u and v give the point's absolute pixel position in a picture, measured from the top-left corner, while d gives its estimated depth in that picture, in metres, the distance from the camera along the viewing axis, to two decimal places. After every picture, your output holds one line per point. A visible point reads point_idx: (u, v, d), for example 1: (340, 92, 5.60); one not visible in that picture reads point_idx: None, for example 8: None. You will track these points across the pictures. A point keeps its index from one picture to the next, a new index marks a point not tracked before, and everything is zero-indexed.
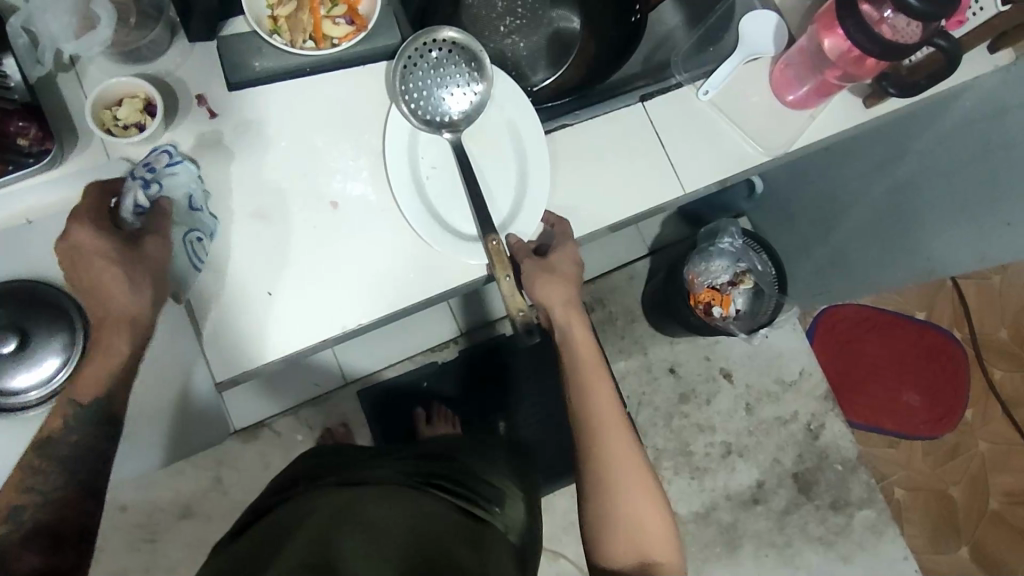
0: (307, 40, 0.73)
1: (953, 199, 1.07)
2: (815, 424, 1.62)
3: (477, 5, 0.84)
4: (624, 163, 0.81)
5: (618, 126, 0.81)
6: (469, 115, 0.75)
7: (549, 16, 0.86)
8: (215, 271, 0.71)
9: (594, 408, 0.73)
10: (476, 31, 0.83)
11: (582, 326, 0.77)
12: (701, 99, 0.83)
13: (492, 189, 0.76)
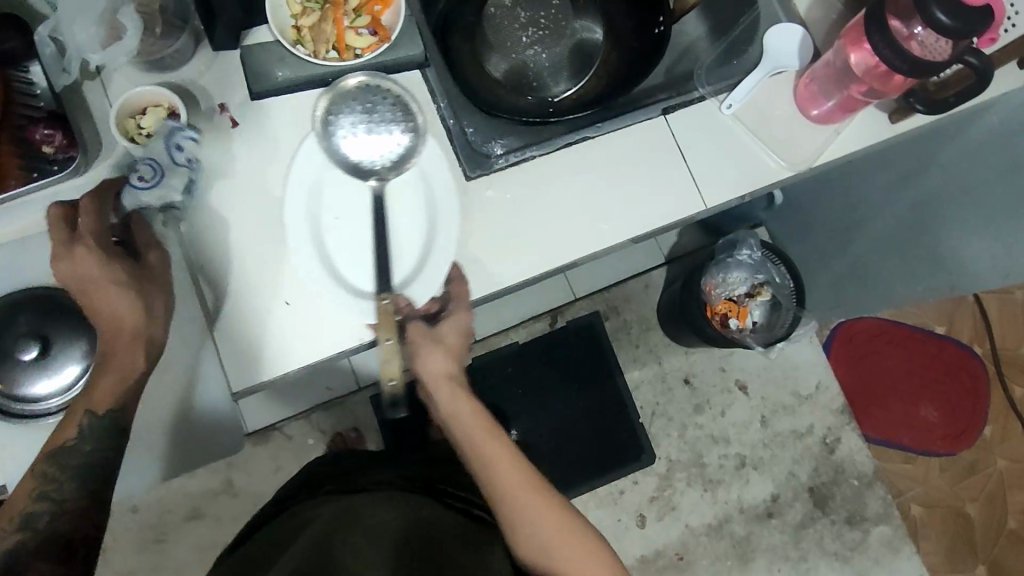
0: (329, 50, 0.71)
1: (976, 215, 1.06)
2: (831, 438, 1.60)
3: (500, 15, 0.82)
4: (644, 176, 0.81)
5: (640, 139, 0.81)
6: (395, 166, 0.74)
7: (572, 27, 0.85)
8: (235, 279, 0.72)
9: (485, 468, 0.69)
10: (498, 42, 0.82)
11: (450, 390, 0.73)
12: (724, 113, 0.82)
13: (398, 246, 0.74)
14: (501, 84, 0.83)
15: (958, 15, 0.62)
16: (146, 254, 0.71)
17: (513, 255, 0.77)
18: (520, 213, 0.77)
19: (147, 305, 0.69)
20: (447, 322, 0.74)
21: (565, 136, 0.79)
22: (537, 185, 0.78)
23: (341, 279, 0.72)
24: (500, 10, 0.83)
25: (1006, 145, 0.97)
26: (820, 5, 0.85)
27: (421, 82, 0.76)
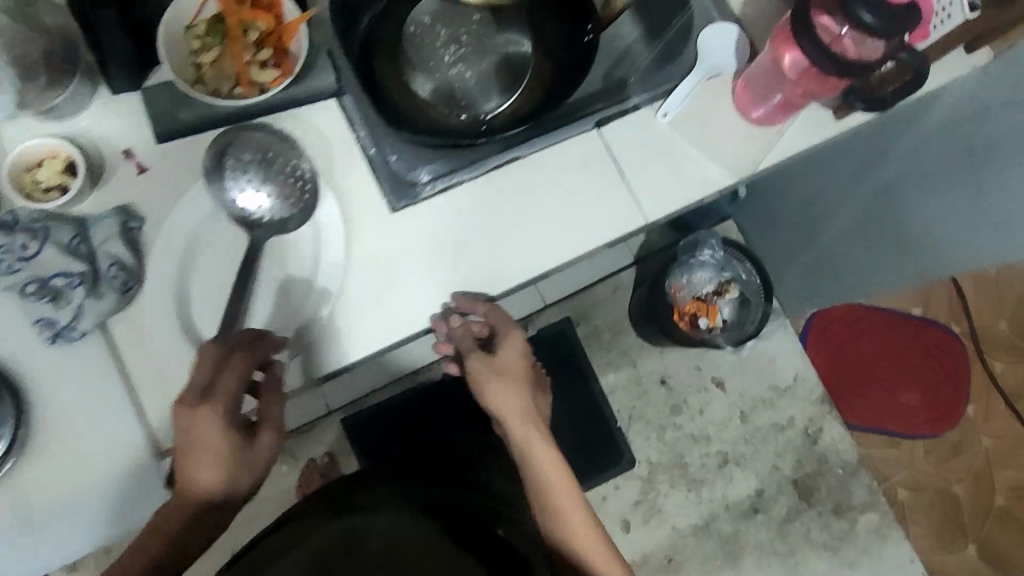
0: (232, 87, 0.67)
1: (946, 210, 1.02)
2: (813, 428, 1.58)
3: (419, 34, 0.78)
4: (581, 192, 0.77)
5: (573, 155, 0.77)
6: (280, 217, 0.68)
7: (497, 42, 0.80)
8: (142, 338, 0.66)
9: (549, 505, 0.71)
10: (418, 62, 0.78)
11: (537, 431, 0.74)
12: (660, 121, 0.79)
13: (263, 307, 0.68)
14: (426, 107, 0.77)
15: (884, 13, 0.59)
16: (262, 429, 0.66)
17: (448, 283, 0.73)
18: (455, 241, 0.74)
19: (235, 471, 0.64)
20: (503, 347, 0.79)
21: (496, 157, 0.75)
22: (471, 210, 0.75)
23: (204, 337, 0.66)
24: (418, 28, 0.78)
25: (963, 130, 0.95)
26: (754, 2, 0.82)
27: (339, 111, 0.73)
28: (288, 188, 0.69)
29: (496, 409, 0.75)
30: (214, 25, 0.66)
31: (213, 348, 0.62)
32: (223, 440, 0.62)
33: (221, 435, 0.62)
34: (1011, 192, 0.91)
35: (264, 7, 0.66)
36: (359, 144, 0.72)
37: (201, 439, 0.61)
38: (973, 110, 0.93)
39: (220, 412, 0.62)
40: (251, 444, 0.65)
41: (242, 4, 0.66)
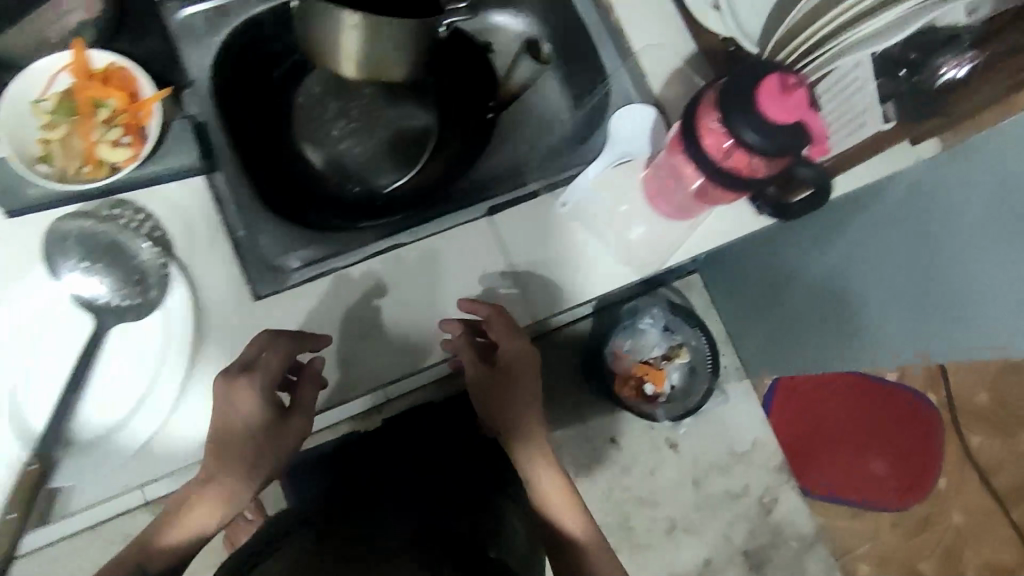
0: (81, 167, 0.62)
1: (882, 298, 0.78)
2: (768, 498, 1.51)
3: (308, 105, 0.78)
4: (469, 283, 0.71)
5: (463, 242, 0.71)
6: (130, 305, 0.64)
7: (387, 118, 0.79)
8: None
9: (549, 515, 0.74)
10: (307, 133, 0.78)
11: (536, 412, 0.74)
12: (559, 211, 0.73)
13: (103, 401, 0.63)
14: (314, 184, 0.77)
15: (769, 134, 0.53)
16: (293, 410, 0.65)
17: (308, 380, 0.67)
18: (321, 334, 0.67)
19: (258, 459, 0.64)
20: (505, 347, 0.69)
21: (374, 244, 0.70)
22: (343, 299, 0.68)
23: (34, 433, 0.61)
24: (308, 99, 0.78)
25: (912, 208, 0.70)
26: (675, 84, 0.77)
27: (203, 187, 0.67)
28: (141, 275, 0.64)
29: (511, 409, 0.72)
30: (64, 100, 0.63)
31: (264, 334, 0.63)
32: (256, 429, 0.62)
33: (255, 401, 0.61)
34: (908, 281, 0.73)
35: (118, 85, 0.63)
36: (223, 224, 0.67)
37: (236, 417, 0.61)
38: (953, 152, 0.63)
39: (253, 382, 0.61)
40: (282, 427, 0.64)
41: (94, 80, 0.63)
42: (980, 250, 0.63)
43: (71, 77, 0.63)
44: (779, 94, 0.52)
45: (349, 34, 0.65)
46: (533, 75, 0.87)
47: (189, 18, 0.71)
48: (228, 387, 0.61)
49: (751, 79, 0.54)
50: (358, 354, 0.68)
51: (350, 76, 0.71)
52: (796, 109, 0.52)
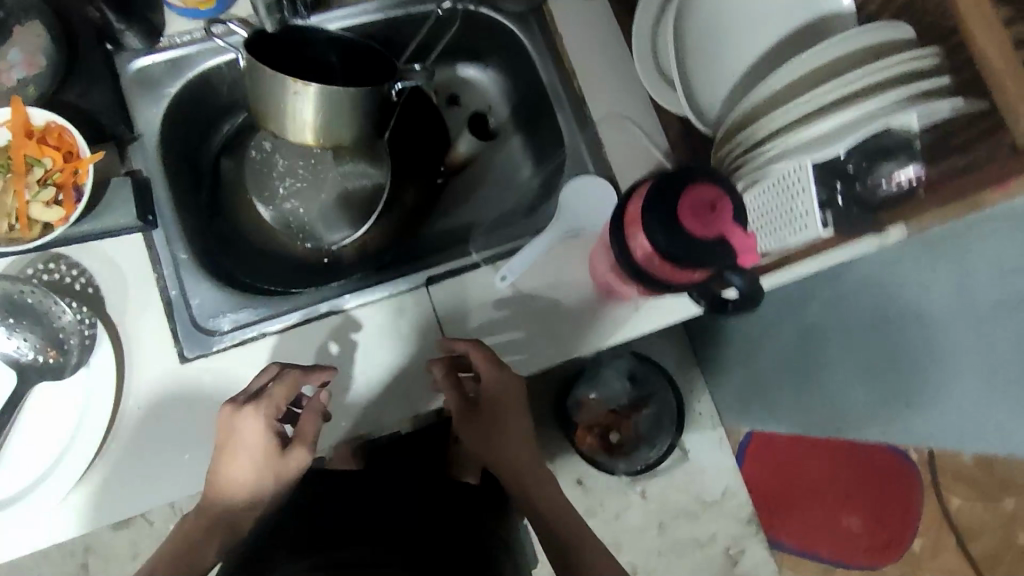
0: (12, 226, 0.63)
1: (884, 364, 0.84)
2: (735, 550, 1.38)
3: (257, 160, 0.77)
4: (402, 352, 0.69)
5: (398, 311, 0.70)
6: (53, 360, 0.64)
7: (334, 175, 0.77)
8: None
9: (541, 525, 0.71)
10: (253, 188, 0.77)
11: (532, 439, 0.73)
12: (499, 284, 0.72)
13: (18, 453, 0.63)
14: (262, 244, 0.77)
15: (688, 246, 0.52)
16: (293, 444, 0.62)
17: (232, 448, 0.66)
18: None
19: (272, 477, 0.63)
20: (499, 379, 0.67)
21: (306, 308, 0.69)
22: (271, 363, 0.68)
23: None
24: (258, 155, 0.78)
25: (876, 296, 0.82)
26: (633, 154, 0.76)
27: (142, 246, 0.68)
28: (66, 333, 0.64)
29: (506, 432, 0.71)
30: (3, 157, 0.64)
31: (285, 367, 0.62)
32: (267, 444, 0.61)
33: (262, 428, 0.61)
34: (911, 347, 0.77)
35: (52, 143, 0.63)
36: (159, 282, 0.68)
37: (244, 437, 0.61)
38: (939, 246, 0.70)
39: (255, 410, 0.61)
40: (284, 458, 0.62)
41: (29, 137, 0.63)
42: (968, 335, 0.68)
43: (8, 133, 0.63)
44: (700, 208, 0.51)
45: (299, 101, 0.65)
46: (474, 149, 0.86)
47: (139, 71, 0.72)
48: (234, 424, 0.60)
49: (675, 187, 0.52)
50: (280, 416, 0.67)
51: (298, 142, 0.69)
52: (716, 224, 0.51)
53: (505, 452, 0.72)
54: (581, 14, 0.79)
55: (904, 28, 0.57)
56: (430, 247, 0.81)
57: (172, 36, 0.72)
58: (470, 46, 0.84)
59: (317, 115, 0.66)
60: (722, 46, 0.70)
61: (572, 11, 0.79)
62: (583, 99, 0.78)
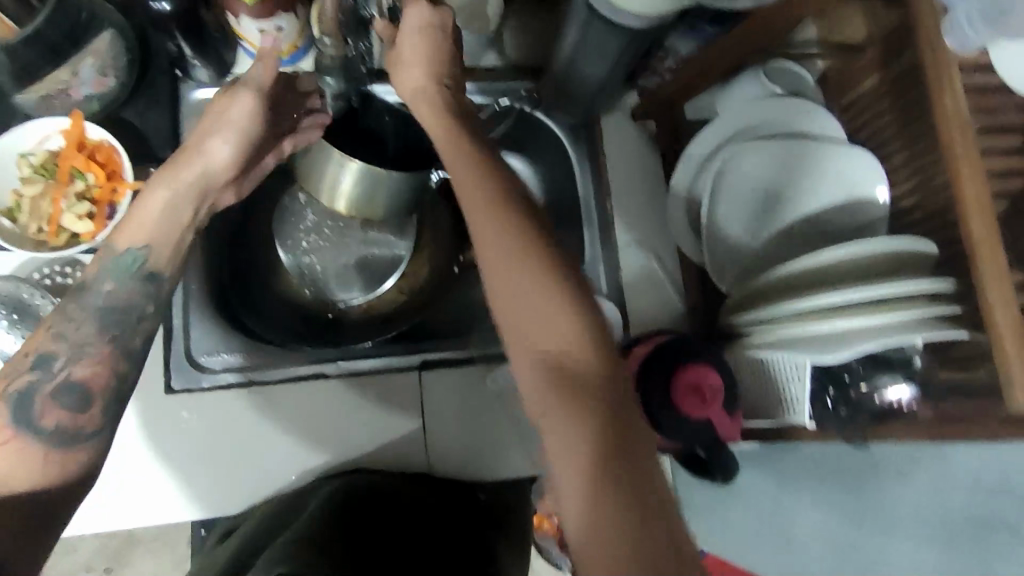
0: (41, 228, 0.65)
1: None
2: None
3: (289, 208, 0.80)
4: (382, 414, 0.73)
5: (384, 382, 0.73)
6: None
7: (362, 237, 0.81)
8: None
9: (564, 419, 0.43)
10: (277, 234, 0.80)
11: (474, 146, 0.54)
12: (489, 382, 0.74)
13: None
14: (276, 289, 0.78)
15: (678, 424, 0.54)
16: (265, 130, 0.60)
17: (186, 479, 0.69)
18: (235, 419, 0.70)
19: (249, 130, 0.57)
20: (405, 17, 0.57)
21: (299, 367, 0.71)
22: (256, 406, 0.71)
23: None
24: (293, 204, 0.81)
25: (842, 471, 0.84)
26: (644, 288, 0.78)
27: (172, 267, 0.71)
28: None
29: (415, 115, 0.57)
30: (50, 162, 0.66)
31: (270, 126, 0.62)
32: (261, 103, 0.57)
33: (250, 104, 0.57)
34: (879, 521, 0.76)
35: (99, 159, 0.66)
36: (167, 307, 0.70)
37: (225, 110, 0.57)
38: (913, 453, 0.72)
39: (252, 90, 0.57)
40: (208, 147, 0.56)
41: (79, 150, 0.65)
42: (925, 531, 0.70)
43: (61, 141, 0.66)
44: (694, 389, 0.54)
45: (341, 173, 0.67)
46: None
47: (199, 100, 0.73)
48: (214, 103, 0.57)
49: (674, 360, 0.56)
50: (251, 452, 0.70)
51: (328, 204, 0.71)
52: (707, 408, 0.54)
53: (523, 309, 0.46)
54: (629, 139, 0.81)
55: (927, 246, 0.59)
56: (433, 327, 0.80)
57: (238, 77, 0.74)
58: (517, 138, 0.87)
59: (352, 188, 0.68)
60: (750, 211, 0.74)
61: (621, 135, 0.81)
62: (613, 220, 0.80)
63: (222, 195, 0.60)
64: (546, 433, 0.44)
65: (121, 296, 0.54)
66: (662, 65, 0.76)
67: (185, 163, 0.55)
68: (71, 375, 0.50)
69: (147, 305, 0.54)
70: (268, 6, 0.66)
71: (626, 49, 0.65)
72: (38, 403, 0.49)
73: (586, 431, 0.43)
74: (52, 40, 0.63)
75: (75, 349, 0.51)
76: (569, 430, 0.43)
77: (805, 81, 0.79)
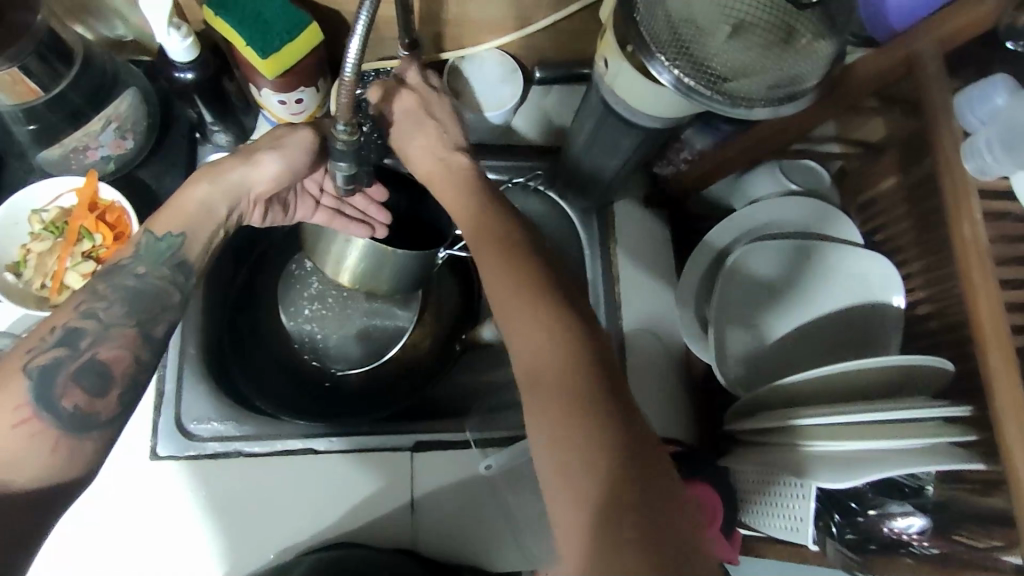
0: (43, 286, 0.65)
1: None
2: None
3: (295, 274, 0.79)
4: (368, 491, 0.68)
5: (374, 461, 0.69)
6: None
7: (365, 308, 0.79)
8: None
9: (563, 439, 0.46)
10: (280, 299, 0.78)
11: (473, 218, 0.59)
12: (481, 471, 0.69)
13: None
14: (276, 356, 0.77)
15: None
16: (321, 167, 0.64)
17: (145, 555, 0.64)
18: (211, 490, 0.66)
19: (297, 161, 0.61)
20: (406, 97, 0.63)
21: (290, 442, 0.69)
22: (237, 478, 0.67)
23: None
24: (299, 268, 0.79)
25: None
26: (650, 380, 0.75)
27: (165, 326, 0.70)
28: None
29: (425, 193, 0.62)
30: (60, 219, 0.66)
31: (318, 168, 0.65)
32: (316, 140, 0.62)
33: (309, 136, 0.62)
34: None
35: (109, 221, 0.66)
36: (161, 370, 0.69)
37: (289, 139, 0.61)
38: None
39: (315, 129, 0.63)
40: (258, 162, 0.59)
41: (90, 210, 0.66)
42: None
43: (73, 200, 0.66)
44: None
45: (348, 247, 0.68)
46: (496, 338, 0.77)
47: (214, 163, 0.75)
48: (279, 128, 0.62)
49: None
50: (226, 526, 0.66)
51: (334, 276, 0.72)
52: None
53: (533, 356, 0.50)
54: (641, 225, 0.80)
55: (946, 363, 0.57)
56: (431, 403, 0.78)
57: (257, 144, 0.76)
58: None
59: (358, 264, 0.69)
60: (763, 309, 0.72)
61: (634, 221, 0.80)
62: (621, 307, 0.77)
63: (250, 211, 0.63)
64: (551, 465, 0.46)
65: (152, 282, 0.55)
66: (677, 155, 0.76)
67: (231, 165, 0.59)
68: (95, 357, 0.52)
69: (173, 295, 0.57)
70: (291, 82, 0.67)
71: (639, 146, 0.65)
72: (58, 384, 0.50)
73: (592, 463, 0.44)
74: (77, 105, 0.64)
75: (101, 330, 0.53)
76: (569, 464, 0.45)
77: (820, 179, 0.78)
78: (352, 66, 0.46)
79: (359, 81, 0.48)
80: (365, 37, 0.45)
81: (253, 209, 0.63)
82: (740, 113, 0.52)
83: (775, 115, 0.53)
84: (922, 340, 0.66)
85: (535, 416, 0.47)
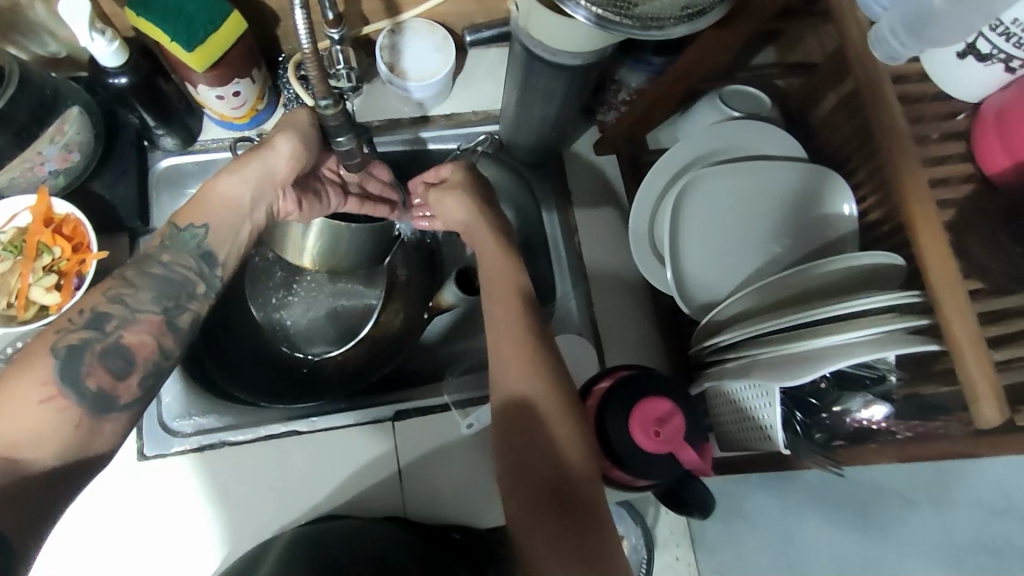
0: (8, 304, 0.66)
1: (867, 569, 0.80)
2: None
3: (258, 267, 0.80)
4: (356, 466, 0.69)
5: (356, 435, 0.70)
6: None
7: (333, 289, 0.82)
8: None
9: (564, 504, 0.53)
10: (245, 295, 0.80)
11: (503, 264, 0.66)
12: (464, 431, 0.70)
13: None
14: (255, 350, 0.80)
15: (641, 461, 0.55)
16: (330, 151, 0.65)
17: (144, 549, 0.66)
18: (200, 481, 0.68)
19: (307, 144, 0.63)
20: (451, 173, 0.70)
21: (272, 427, 0.70)
22: (223, 467, 0.68)
23: None
24: (260, 261, 0.80)
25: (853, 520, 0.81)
26: (616, 320, 0.78)
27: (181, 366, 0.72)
28: None
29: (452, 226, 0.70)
30: (19, 238, 0.67)
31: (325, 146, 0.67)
32: (314, 116, 0.64)
33: (307, 114, 0.64)
34: (886, 543, 0.80)
35: (65, 233, 0.67)
36: None
37: (291, 119, 0.64)
38: (893, 496, 0.81)
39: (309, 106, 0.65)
40: (269, 143, 0.61)
41: (46, 225, 0.67)
42: (909, 530, 0.81)
43: (29, 218, 0.67)
44: (652, 423, 0.55)
45: (304, 232, 0.69)
46: (457, 300, 0.77)
47: (165, 168, 0.78)
48: (287, 115, 0.65)
49: (634, 397, 0.56)
50: (221, 512, 0.67)
51: (296, 261, 0.72)
52: (666, 442, 0.55)
53: (531, 396, 0.58)
54: (587, 174, 0.83)
55: (896, 258, 0.58)
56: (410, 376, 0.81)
57: (204, 142, 0.78)
58: None
59: (317, 242, 0.70)
60: (717, 236, 0.73)
61: (582, 166, 0.83)
62: (580, 253, 0.80)
63: (281, 201, 0.64)
64: (550, 529, 0.52)
65: (178, 270, 0.58)
66: (615, 98, 0.78)
67: (253, 155, 0.61)
68: (120, 340, 0.54)
69: (198, 285, 0.59)
70: (222, 73, 0.68)
71: (569, 89, 0.66)
72: (85, 362, 0.52)
73: (568, 539, 0.52)
74: (20, 125, 0.64)
75: (128, 314, 0.55)
76: (570, 527, 0.52)
77: (763, 102, 0.78)
78: (309, 43, 0.45)
79: (319, 54, 0.47)
80: (308, 11, 0.44)
81: (285, 200, 0.64)
82: (654, 35, 0.53)
83: (690, 31, 0.55)
84: (868, 242, 0.67)
85: (536, 481, 0.55)
